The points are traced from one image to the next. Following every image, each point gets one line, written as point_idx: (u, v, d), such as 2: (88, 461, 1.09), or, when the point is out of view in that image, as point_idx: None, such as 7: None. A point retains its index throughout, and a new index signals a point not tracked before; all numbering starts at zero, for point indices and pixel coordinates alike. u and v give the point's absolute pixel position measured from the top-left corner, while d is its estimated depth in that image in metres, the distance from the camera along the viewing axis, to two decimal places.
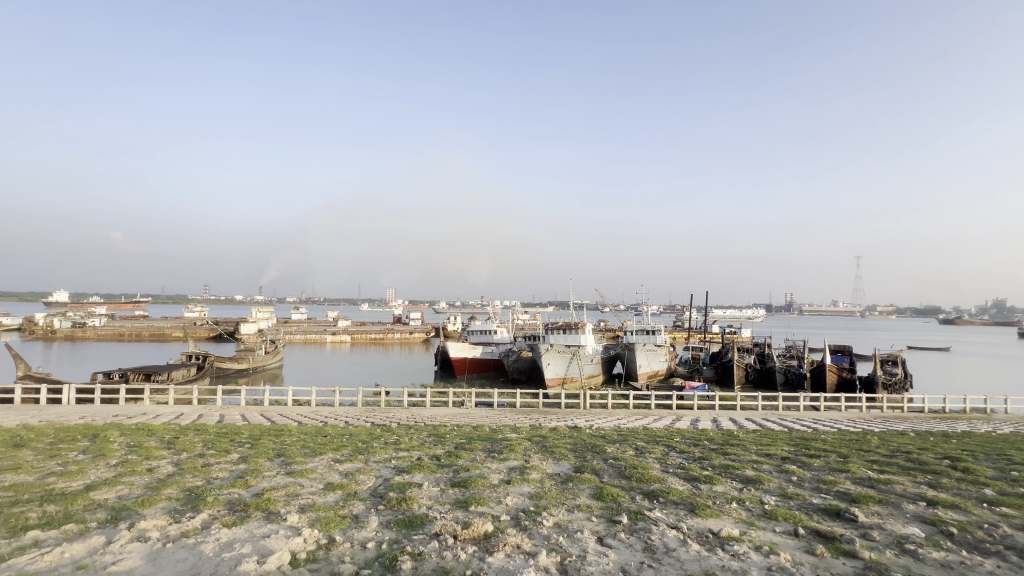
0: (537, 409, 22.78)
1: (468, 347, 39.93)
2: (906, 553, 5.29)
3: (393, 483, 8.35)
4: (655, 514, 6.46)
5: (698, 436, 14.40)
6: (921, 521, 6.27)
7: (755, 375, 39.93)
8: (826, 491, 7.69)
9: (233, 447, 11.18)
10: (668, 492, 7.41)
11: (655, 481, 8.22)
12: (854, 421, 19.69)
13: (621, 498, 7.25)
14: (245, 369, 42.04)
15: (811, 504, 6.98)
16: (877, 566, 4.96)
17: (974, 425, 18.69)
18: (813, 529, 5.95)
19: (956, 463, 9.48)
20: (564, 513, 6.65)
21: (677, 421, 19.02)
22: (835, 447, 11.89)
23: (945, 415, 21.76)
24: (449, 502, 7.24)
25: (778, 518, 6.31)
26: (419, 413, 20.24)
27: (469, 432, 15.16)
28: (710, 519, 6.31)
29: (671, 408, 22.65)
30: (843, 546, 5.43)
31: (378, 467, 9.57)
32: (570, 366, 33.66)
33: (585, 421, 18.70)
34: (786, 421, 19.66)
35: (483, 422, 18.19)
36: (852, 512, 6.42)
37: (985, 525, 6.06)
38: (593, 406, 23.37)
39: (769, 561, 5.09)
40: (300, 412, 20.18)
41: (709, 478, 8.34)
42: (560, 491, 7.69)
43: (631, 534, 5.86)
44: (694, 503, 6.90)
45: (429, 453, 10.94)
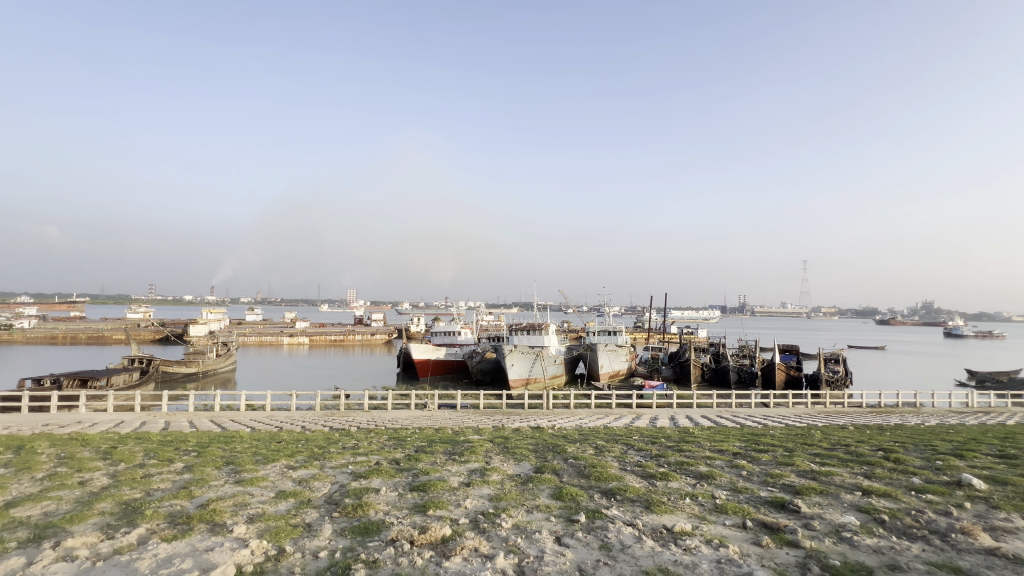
0: (500, 410, 22.77)
1: (430, 349, 39.46)
2: (843, 541, 5.60)
3: (350, 489, 8.12)
4: (613, 512, 6.57)
5: (656, 434, 14.75)
6: (857, 510, 6.67)
7: (710, 374, 41.46)
8: (773, 484, 8.06)
9: (176, 456, 10.53)
10: (625, 490, 7.56)
11: (613, 479, 8.36)
12: (800, 417, 20.78)
13: (580, 497, 7.33)
14: (194, 374, 39.86)
15: (759, 497, 7.30)
16: (816, 554, 5.23)
17: (906, 419, 20.12)
18: (760, 521, 6.21)
19: (887, 454, 10.18)
20: (523, 514, 6.66)
21: (637, 419, 19.51)
22: (781, 442, 12.51)
23: (881, 410, 23.31)
24: (407, 507, 7.11)
25: (729, 512, 6.55)
26: (381, 416, 19.83)
27: (432, 434, 14.99)
28: (665, 515, 6.48)
29: (631, 407, 23.19)
30: (786, 536, 5.70)
31: (334, 473, 9.26)
32: (533, 366, 33.86)
33: (547, 421, 18.84)
34: (738, 417, 20.48)
35: (445, 424, 18.01)
36: (795, 503, 6.76)
37: (913, 512, 6.50)
38: (555, 406, 23.59)
39: (719, 554, 5.27)
40: (253, 418, 19.36)
41: (665, 474, 8.57)
42: (521, 492, 7.72)
43: (588, 533, 5.93)
44: (650, 500, 7.08)
45: (388, 457, 10.72)
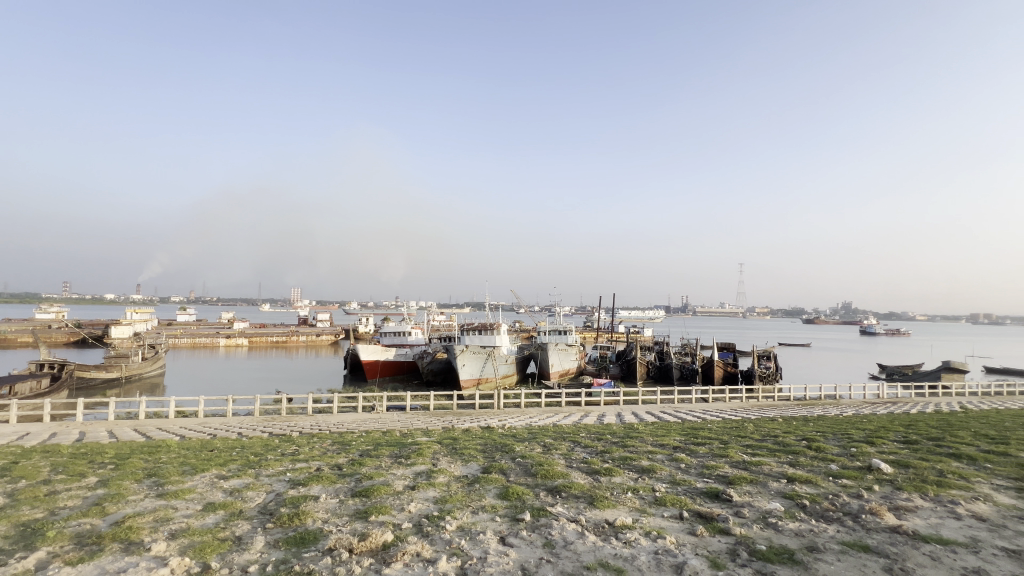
0: (450, 411, 22.54)
1: (379, 350, 38.41)
2: (769, 526, 5.96)
3: (287, 497, 7.71)
4: (557, 510, 6.65)
5: (603, 431, 15.09)
6: (782, 496, 7.13)
7: (655, 371, 43.15)
8: (709, 475, 8.47)
9: (89, 470, 9.58)
10: (570, 487, 7.68)
11: (559, 477, 8.46)
12: (736, 411, 22.03)
13: (526, 495, 7.37)
14: (116, 379, 36.69)
15: (696, 489, 7.64)
16: (745, 541, 5.53)
17: (828, 410, 21.81)
18: (695, 511, 6.50)
19: (809, 444, 10.97)
20: (468, 515, 6.59)
21: (585, 417, 19.91)
22: (718, 435, 13.19)
23: (806, 402, 25.20)
24: (348, 514, 6.84)
25: (667, 504, 6.80)
26: (326, 420, 19.07)
27: (379, 437, 14.59)
28: (608, 510, 6.64)
29: (580, 405, 23.69)
30: (719, 525, 5.99)
31: (270, 482, 8.77)
32: (485, 366, 33.78)
33: (498, 421, 18.83)
34: (680, 413, 21.40)
35: (393, 426, 17.61)
36: (728, 493, 7.13)
37: (830, 496, 7.03)
38: (506, 406, 23.66)
39: (657, 545, 5.45)
40: (184, 425, 18.04)
41: (609, 470, 8.78)
42: (467, 493, 7.65)
43: (533, 531, 5.96)
44: (593, 496, 7.23)
45: (331, 462, 10.31)
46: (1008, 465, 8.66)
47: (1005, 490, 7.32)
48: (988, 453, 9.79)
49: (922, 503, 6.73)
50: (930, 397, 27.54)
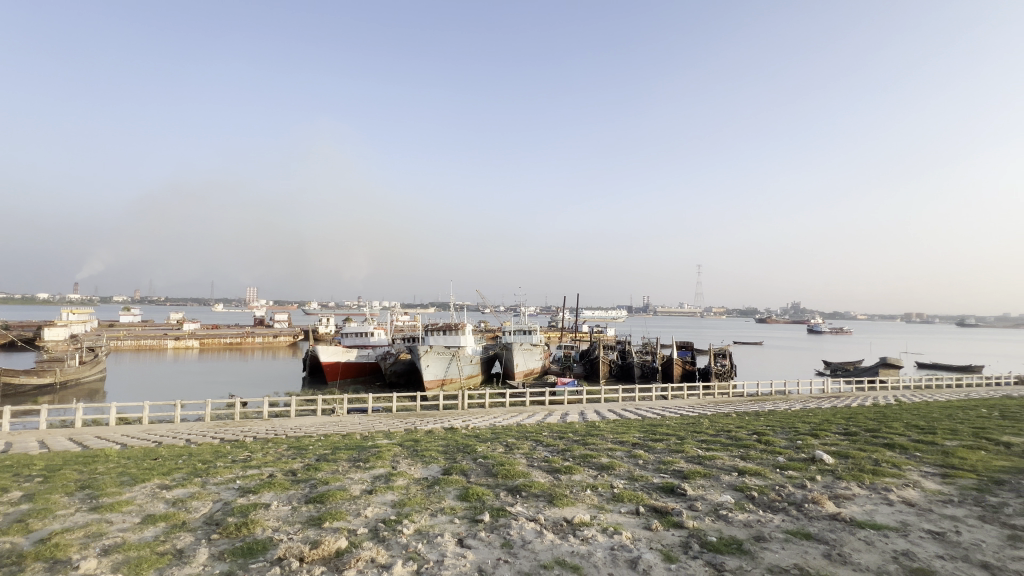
0: (413, 412, 22.19)
1: (340, 351, 37.38)
2: (720, 518, 6.17)
3: (235, 506, 7.35)
4: (517, 509, 6.64)
5: (565, 430, 15.23)
6: (733, 489, 7.40)
7: (617, 370, 44.02)
8: (665, 470, 8.69)
9: (12, 484, 8.81)
10: (530, 486, 7.69)
11: (519, 476, 8.47)
12: (693, 407, 22.75)
13: (486, 496, 7.32)
14: (49, 386, 33.95)
15: (653, 484, 7.81)
16: (697, 533, 5.70)
17: (778, 405, 22.87)
18: (651, 506, 6.65)
19: (759, 438, 11.47)
20: (426, 518, 6.49)
21: (549, 416, 20.03)
22: (675, 431, 13.57)
23: (758, 398, 26.35)
24: (301, 521, 6.59)
25: (625, 500, 6.93)
26: (283, 424, 18.36)
27: (338, 440, 14.17)
28: (567, 508, 6.69)
29: (544, 404, 23.84)
30: (673, 519, 6.15)
31: (218, 490, 8.34)
32: (449, 367, 33.45)
33: (461, 421, 18.68)
34: (640, 410, 21.91)
35: (354, 429, 17.15)
36: (682, 488, 7.33)
37: (777, 487, 7.36)
38: (470, 406, 23.52)
39: (613, 541, 5.53)
40: (126, 433, 16.91)
41: (569, 468, 8.87)
42: (426, 495, 7.53)
43: (491, 532, 5.93)
44: (553, 494, 7.28)
45: (285, 468, 9.92)
46: (935, 454, 9.33)
47: (932, 477, 7.88)
48: (918, 442, 10.54)
49: (859, 490, 7.16)
50: (869, 391, 29.37)
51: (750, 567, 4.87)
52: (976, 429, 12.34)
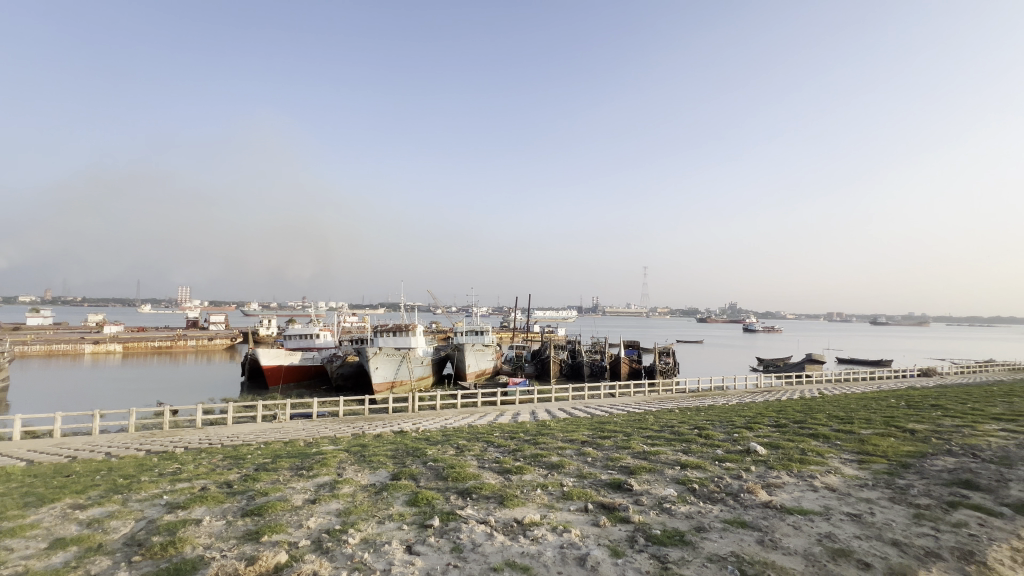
0: (361, 416, 21.51)
1: (283, 354, 35.65)
2: (664, 511, 6.42)
3: (161, 523, 6.81)
4: (467, 512, 6.58)
5: (516, 429, 15.30)
6: (676, 482, 7.72)
7: (567, 369, 44.83)
8: (612, 467, 8.93)
9: None
10: (480, 488, 7.65)
11: (470, 478, 8.41)
12: (639, 404, 23.54)
13: (436, 500, 7.21)
14: None
15: (600, 481, 7.99)
16: (642, 527, 5.89)
17: (717, 400, 24.13)
18: (599, 503, 6.80)
19: (700, 432, 12.04)
20: (373, 526, 6.29)
21: (500, 417, 20.06)
22: (622, 428, 13.99)
23: (699, 394, 27.71)
24: (236, 537, 6.20)
25: (574, 497, 7.05)
26: (218, 432, 17.23)
27: (280, 448, 13.48)
28: (517, 508, 6.71)
29: (496, 404, 23.85)
30: (620, 514, 6.32)
31: (142, 508, 7.69)
32: (400, 368, 32.71)
33: (411, 424, 18.31)
34: (589, 409, 22.38)
35: (297, 436, 16.39)
36: (628, 483, 7.55)
37: (715, 479, 7.75)
38: (421, 409, 23.13)
39: (562, 539, 5.61)
40: (34, 447, 15.27)
41: (520, 468, 8.90)
42: (373, 502, 7.31)
43: (441, 537, 5.84)
44: (504, 495, 7.27)
45: (219, 480, 9.30)
46: (853, 441, 10.18)
47: (850, 463, 8.60)
48: (838, 432, 11.48)
49: (788, 479, 7.67)
50: (796, 385, 31.65)
51: (692, 557, 5.07)
52: (886, 418, 13.62)
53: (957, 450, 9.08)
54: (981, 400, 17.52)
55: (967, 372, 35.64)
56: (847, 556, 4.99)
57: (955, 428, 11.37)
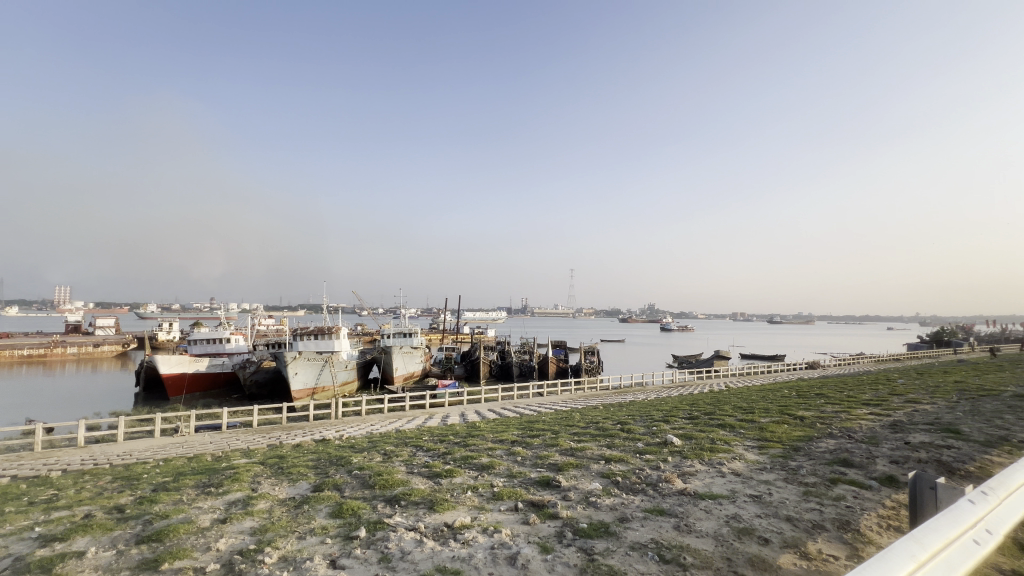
0: (278, 425, 20.11)
1: (186, 361, 32.36)
2: (590, 504, 6.68)
3: (33, 560, 5.91)
4: (395, 520, 6.40)
5: (446, 432, 15.14)
6: (601, 476, 8.05)
7: (496, 370, 45.11)
8: (541, 465, 9.13)
9: None
10: (410, 494, 7.47)
11: (398, 485, 8.17)
12: (566, 403, 24.32)
13: (362, 510, 6.93)
14: None
15: (530, 479, 8.14)
16: (570, 522, 6.08)
17: (638, 396, 25.48)
18: (528, 501, 6.91)
19: (622, 427, 12.65)
20: (293, 542, 5.92)
21: (429, 420, 19.72)
22: (550, 426, 14.34)
23: (621, 390, 29.17)
24: (130, 568, 5.54)
25: (504, 498, 7.11)
26: (106, 451, 15.24)
27: (183, 465, 12.24)
28: (447, 513, 6.64)
29: (424, 407, 23.43)
30: (549, 510, 6.48)
31: (7, 545, 6.61)
32: (322, 373, 31.01)
33: (334, 432, 17.48)
34: (518, 409, 22.65)
35: (204, 450, 14.98)
36: (557, 480, 7.76)
37: (637, 471, 8.19)
38: (345, 415, 22.12)
39: (493, 540, 5.63)
40: None
41: (449, 471, 8.82)
42: (293, 517, 6.87)
43: (367, 548, 5.62)
44: (434, 500, 7.15)
45: (108, 505, 8.25)
46: (754, 429, 11.25)
47: (751, 449, 9.51)
48: (741, 421, 12.64)
49: (700, 466, 8.31)
50: (706, 379, 34.34)
51: (616, 547, 5.32)
52: (780, 407, 15.21)
53: (836, 433, 10.38)
54: (855, 388, 20.11)
55: (843, 364, 40.81)
56: (749, 534, 5.49)
57: (835, 413, 12.97)
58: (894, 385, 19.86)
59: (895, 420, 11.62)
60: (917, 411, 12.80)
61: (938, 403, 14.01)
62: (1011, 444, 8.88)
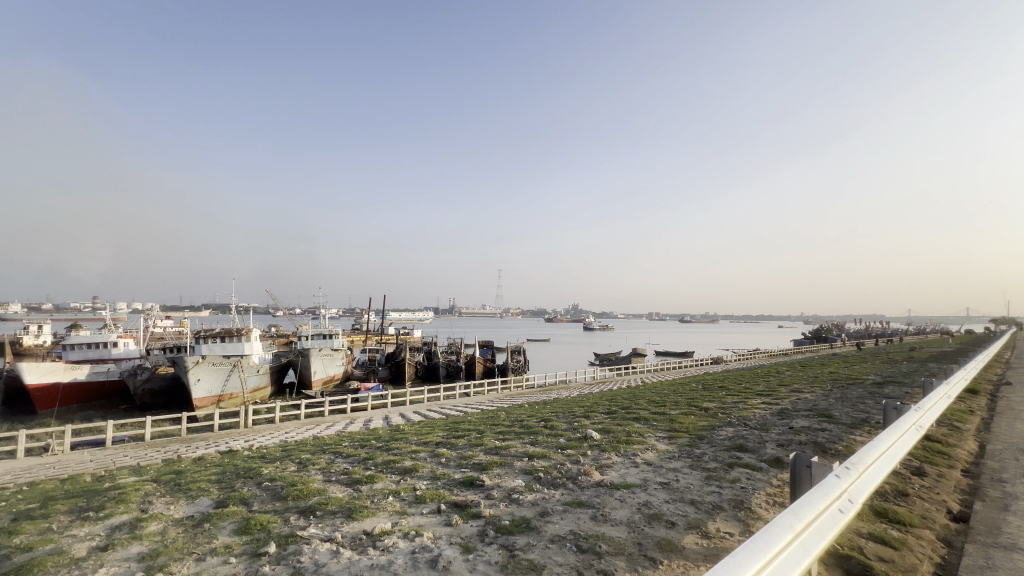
0: (176, 438, 18.20)
1: (61, 369, 28.26)
2: (513, 502, 6.77)
3: None
4: (310, 532, 6.06)
5: (368, 437, 14.65)
6: (524, 473, 8.21)
7: (422, 371, 44.27)
8: (466, 465, 9.12)
9: None
10: (326, 503, 7.11)
11: (314, 494, 7.74)
12: (492, 402, 24.50)
13: (272, 524, 6.49)
14: None
15: (454, 480, 8.09)
16: (492, 520, 6.12)
17: (562, 394, 26.24)
18: (451, 502, 6.86)
19: (546, 425, 12.97)
20: (190, 565, 5.40)
21: (350, 425, 18.89)
22: (476, 426, 14.35)
23: (546, 388, 29.95)
24: None
25: (427, 500, 7.00)
26: None
27: (56, 488, 10.68)
28: (367, 520, 6.40)
29: (345, 412, 22.44)
30: (472, 510, 6.48)
31: None
32: (229, 379, 28.53)
33: (243, 442, 16.16)
34: (444, 410, 22.45)
35: (83, 469, 13.16)
36: (480, 479, 7.79)
37: (558, 466, 8.45)
38: (256, 423, 20.55)
39: (414, 544, 5.52)
40: None
41: (370, 477, 8.51)
42: (191, 538, 6.26)
43: (278, 563, 5.28)
44: (353, 508, 6.86)
45: None
46: (665, 421, 12.07)
47: (662, 439, 10.20)
48: (654, 414, 13.49)
49: (617, 458, 8.75)
50: (624, 376, 36.23)
51: (536, 541, 5.45)
52: (689, 400, 16.45)
53: (735, 421, 11.44)
54: (751, 380, 22.34)
55: (742, 359, 45.01)
56: (659, 519, 5.88)
57: (734, 404, 14.26)
58: (782, 377, 22.28)
59: (783, 407, 13.07)
60: (800, 399, 14.48)
61: (816, 392, 15.95)
62: (870, 425, 10.34)
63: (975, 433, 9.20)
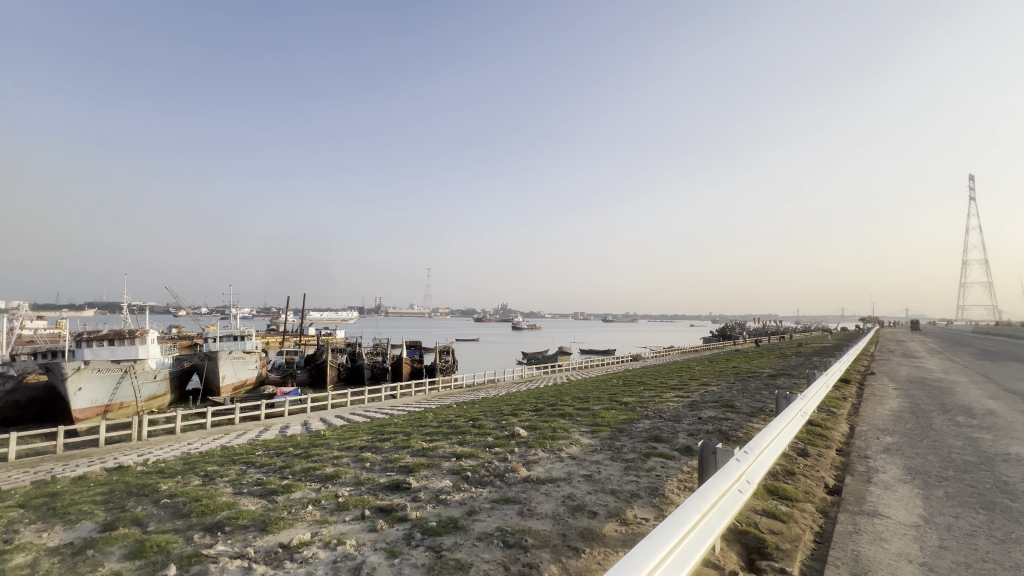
0: (50, 456, 15.88)
1: None
2: (440, 502, 6.72)
3: None
4: (218, 549, 5.60)
5: (285, 444, 13.77)
6: (452, 473, 8.17)
7: (345, 373, 42.36)
8: (392, 468, 8.89)
9: None
10: (236, 517, 6.59)
11: (222, 509, 7.14)
12: (419, 403, 24.06)
13: (171, 544, 5.90)
14: None
15: (379, 484, 7.84)
16: (419, 522, 6.03)
17: (490, 393, 26.43)
18: (376, 507, 6.66)
19: (473, 424, 12.99)
20: None
21: (265, 433, 17.64)
22: (403, 428, 14.04)
23: (474, 387, 29.92)
24: None
25: (350, 507, 6.73)
26: None
27: None
28: (283, 532, 6.03)
29: (259, 419, 20.91)
30: (398, 514, 6.34)
31: None
32: (119, 387, 25.46)
33: (136, 457, 14.48)
34: (368, 413, 21.66)
35: None
36: (407, 482, 7.63)
37: (486, 464, 8.51)
38: (152, 435, 18.50)
39: (336, 553, 5.29)
40: None
41: (288, 486, 8.02)
42: (70, 568, 5.51)
43: None
44: (267, 520, 6.42)
45: None
46: (588, 416, 12.57)
47: (585, 434, 10.63)
48: (578, 410, 14.01)
49: (543, 454, 9.00)
50: (551, 374, 37.21)
51: (464, 540, 5.47)
52: (610, 395, 17.25)
53: (651, 414, 12.18)
54: (665, 375, 23.94)
55: (658, 356, 48.12)
56: (581, 510, 6.14)
57: (651, 398, 15.19)
58: (693, 372, 24.13)
59: (693, 400, 14.13)
60: (707, 392, 15.78)
61: (722, 385, 17.44)
62: (765, 413, 11.52)
63: (847, 416, 10.60)
